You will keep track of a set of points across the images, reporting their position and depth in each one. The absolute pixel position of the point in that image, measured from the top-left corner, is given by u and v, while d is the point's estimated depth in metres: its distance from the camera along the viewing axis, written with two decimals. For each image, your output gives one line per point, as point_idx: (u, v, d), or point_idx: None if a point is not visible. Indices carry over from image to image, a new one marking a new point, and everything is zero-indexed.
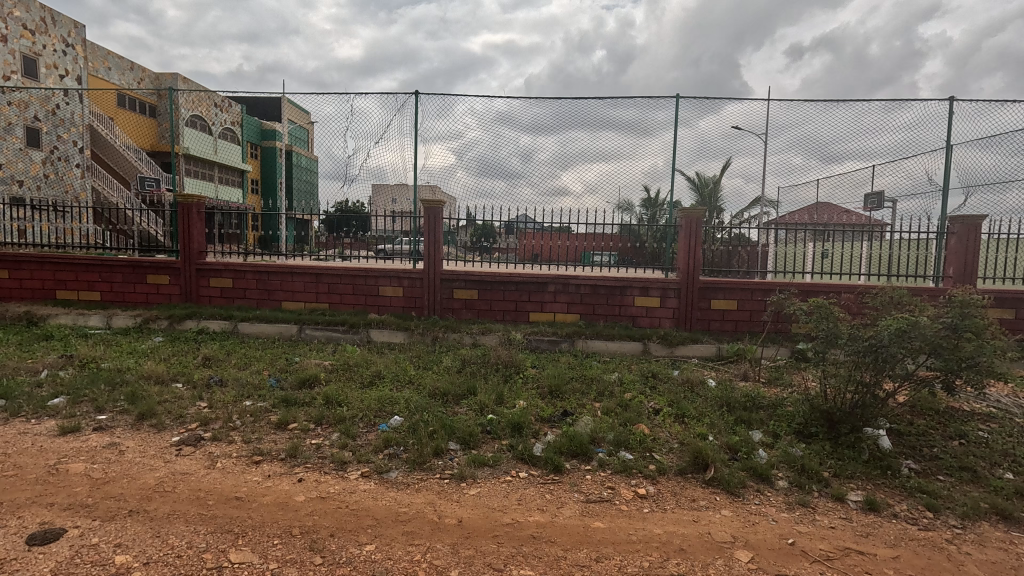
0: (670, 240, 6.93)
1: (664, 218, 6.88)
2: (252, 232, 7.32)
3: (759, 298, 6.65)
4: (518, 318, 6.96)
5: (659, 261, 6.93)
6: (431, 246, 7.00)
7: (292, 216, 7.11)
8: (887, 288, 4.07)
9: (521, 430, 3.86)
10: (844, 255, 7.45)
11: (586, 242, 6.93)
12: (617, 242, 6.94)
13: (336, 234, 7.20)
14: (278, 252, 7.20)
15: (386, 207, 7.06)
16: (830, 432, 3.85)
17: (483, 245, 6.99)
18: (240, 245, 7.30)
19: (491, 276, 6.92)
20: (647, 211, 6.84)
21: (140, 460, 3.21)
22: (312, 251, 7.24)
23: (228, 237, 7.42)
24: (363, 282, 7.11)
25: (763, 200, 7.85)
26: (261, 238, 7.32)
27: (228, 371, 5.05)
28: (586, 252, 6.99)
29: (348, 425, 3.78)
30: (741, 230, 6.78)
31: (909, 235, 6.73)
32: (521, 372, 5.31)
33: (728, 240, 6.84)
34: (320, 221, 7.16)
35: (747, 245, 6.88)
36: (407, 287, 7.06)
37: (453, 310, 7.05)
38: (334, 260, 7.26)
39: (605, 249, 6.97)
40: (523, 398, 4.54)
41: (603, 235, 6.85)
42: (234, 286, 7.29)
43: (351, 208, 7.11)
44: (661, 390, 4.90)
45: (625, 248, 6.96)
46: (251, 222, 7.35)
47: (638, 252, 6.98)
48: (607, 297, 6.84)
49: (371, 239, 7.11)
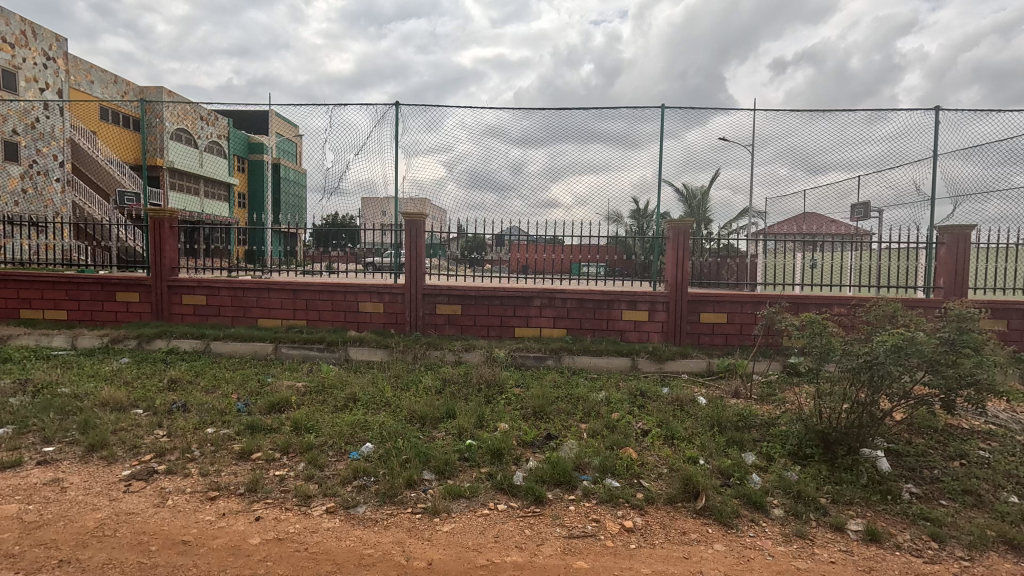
0: (659, 252, 6.82)
1: (652, 229, 6.80)
2: (240, 246, 7.12)
3: (749, 311, 6.50)
4: (503, 334, 6.75)
5: (648, 273, 6.80)
6: (413, 260, 6.79)
7: (278, 230, 6.98)
8: (881, 302, 3.92)
9: (501, 456, 3.64)
10: (835, 266, 7.33)
11: (576, 254, 6.78)
12: (606, 253, 6.79)
13: (325, 248, 6.98)
14: (264, 266, 7.10)
15: (376, 221, 6.91)
16: (826, 454, 3.67)
17: (472, 258, 6.86)
18: (227, 258, 7.09)
19: (475, 291, 6.72)
20: (636, 221, 6.76)
21: (82, 499, 2.94)
22: (299, 265, 7.12)
23: (214, 252, 7.18)
24: (342, 298, 6.87)
25: (751, 210, 7.82)
26: (249, 252, 7.14)
27: (194, 394, 4.78)
28: (575, 264, 6.83)
29: (315, 454, 3.53)
30: (729, 241, 6.64)
31: (900, 245, 6.62)
32: (504, 392, 5.09)
33: (717, 251, 6.71)
34: (309, 234, 6.97)
35: (735, 256, 6.76)
36: (388, 303, 6.83)
37: (436, 326, 6.83)
38: (322, 274, 7.07)
39: (594, 260, 6.80)
40: (505, 420, 4.33)
41: (591, 247, 6.72)
42: (208, 303, 7.01)
43: (340, 221, 6.91)
44: (649, 410, 4.70)
45: (614, 259, 6.82)
46: (240, 235, 7.13)
47: (627, 264, 6.84)
48: (595, 311, 6.66)
49: (360, 252, 6.92)
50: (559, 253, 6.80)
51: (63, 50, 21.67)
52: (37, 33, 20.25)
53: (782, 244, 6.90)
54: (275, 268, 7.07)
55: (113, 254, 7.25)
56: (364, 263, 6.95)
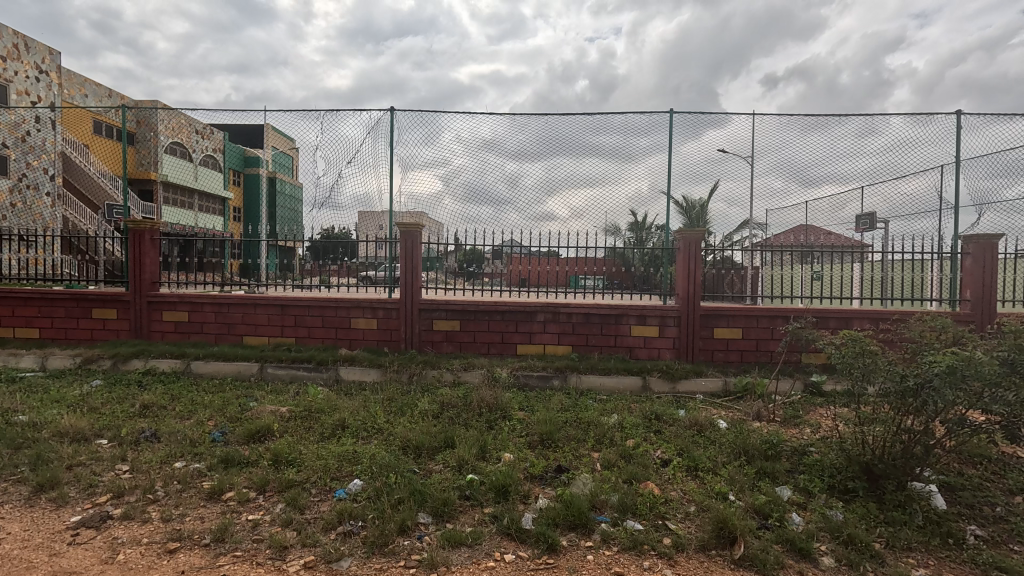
0: (661, 265, 6.40)
1: (653, 241, 6.36)
2: (233, 260, 6.76)
3: (765, 325, 6.14)
4: (504, 351, 6.35)
5: (648, 285, 6.39)
6: (408, 274, 6.40)
7: (274, 243, 6.61)
8: (926, 317, 3.53)
9: (507, 494, 3.22)
10: (852, 279, 6.98)
11: (575, 265, 6.41)
12: (606, 265, 6.42)
13: (321, 261, 6.57)
14: (259, 281, 6.70)
15: (372, 233, 6.56)
16: (872, 488, 3.27)
17: (472, 270, 6.50)
18: (220, 273, 6.69)
19: (474, 305, 6.33)
20: (633, 234, 6.35)
21: (17, 555, 2.51)
22: (295, 280, 6.65)
23: (208, 265, 6.76)
24: (333, 313, 6.46)
25: (751, 222, 7.49)
26: (243, 266, 6.78)
27: (166, 421, 4.35)
28: (575, 277, 6.46)
29: (296, 493, 3.11)
30: (730, 253, 6.25)
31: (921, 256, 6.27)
32: (508, 416, 4.67)
33: (718, 263, 6.28)
34: (305, 247, 6.63)
35: (734, 269, 6.41)
36: (382, 318, 6.42)
37: (433, 343, 6.42)
38: (317, 289, 6.62)
39: (594, 273, 6.44)
40: (510, 450, 3.92)
41: (593, 259, 6.36)
42: (190, 319, 6.59)
43: (336, 234, 6.58)
44: (666, 436, 4.29)
45: (613, 271, 6.43)
46: (233, 249, 6.79)
47: (626, 276, 6.44)
48: (602, 326, 6.27)
49: (357, 265, 6.54)
50: (561, 265, 6.44)
51: (56, 63, 21.45)
52: (30, 46, 20.03)
53: (797, 255, 6.59)
54: (271, 283, 6.67)
55: (105, 268, 6.72)
56: (355, 276, 6.59)
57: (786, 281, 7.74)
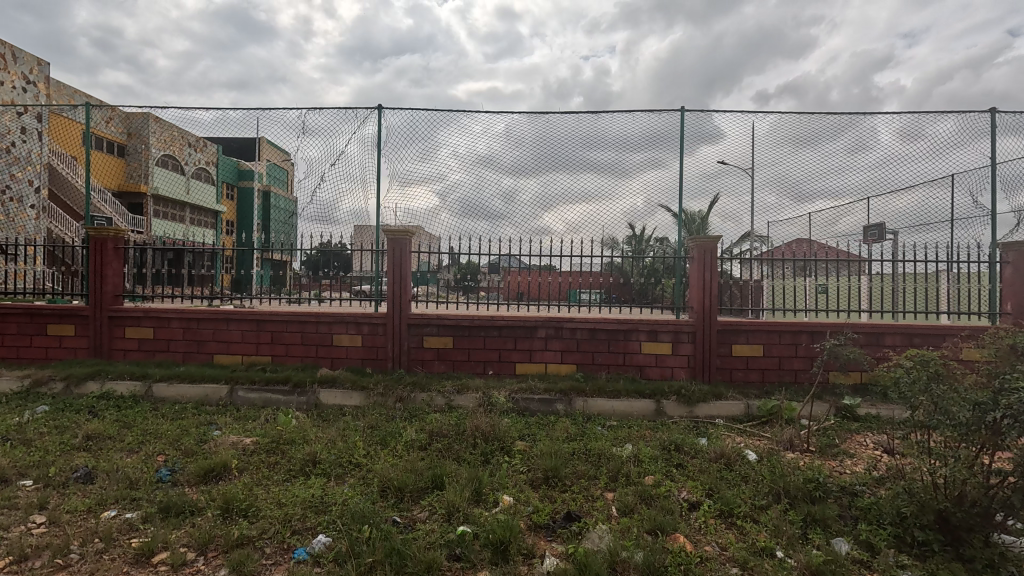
0: (660, 276, 5.91)
1: (651, 253, 5.86)
2: (225, 273, 6.23)
3: (788, 341, 5.60)
4: (502, 371, 5.76)
5: (645, 299, 5.88)
6: (396, 287, 5.84)
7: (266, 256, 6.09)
8: (1006, 333, 2.97)
9: (506, 553, 2.63)
10: (878, 290, 6.47)
11: (572, 278, 5.89)
12: (602, 278, 5.92)
13: (316, 274, 6.01)
14: (250, 295, 6.14)
15: (368, 242, 6.01)
16: (950, 543, 2.70)
17: (467, 284, 5.96)
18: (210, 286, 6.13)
19: (468, 320, 5.76)
20: (631, 250, 5.83)
21: None
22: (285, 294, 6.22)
23: (189, 280, 6.26)
24: (313, 328, 5.88)
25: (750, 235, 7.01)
26: (234, 280, 6.24)
27: (108, 456, 3.74)
28: (573, 290, 5.92)
29: (245, 554, 2.51)
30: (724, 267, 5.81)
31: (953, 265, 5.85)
32: (507, 448, 4.08)
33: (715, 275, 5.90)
34: (299, 260, 6.04)
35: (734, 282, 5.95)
36: (367, 334, 5.84)
37: (423, 362, 5.83)
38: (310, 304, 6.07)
39: (593, 287, 5.93)
40: (510, 492, 3.33)
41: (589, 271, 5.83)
42: (155, 337, 5.98)
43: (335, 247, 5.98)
44: (691, 471, 3.71)
45: (610, 285, 5.93)
46: (226, 262, 6.24)
47: (625, 289, 5.93)
48: (610, 343, 5.70)
49: (352, 279, 5.99)
50: (555, 277, 5.91)
51: (44, 74, 21.06)
52: (18, 56, 19.60)
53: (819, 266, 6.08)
54: (262, 297, 6.09)
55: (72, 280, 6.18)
56: (340, 290, 6.08)
57: (804, 294, 7.22)
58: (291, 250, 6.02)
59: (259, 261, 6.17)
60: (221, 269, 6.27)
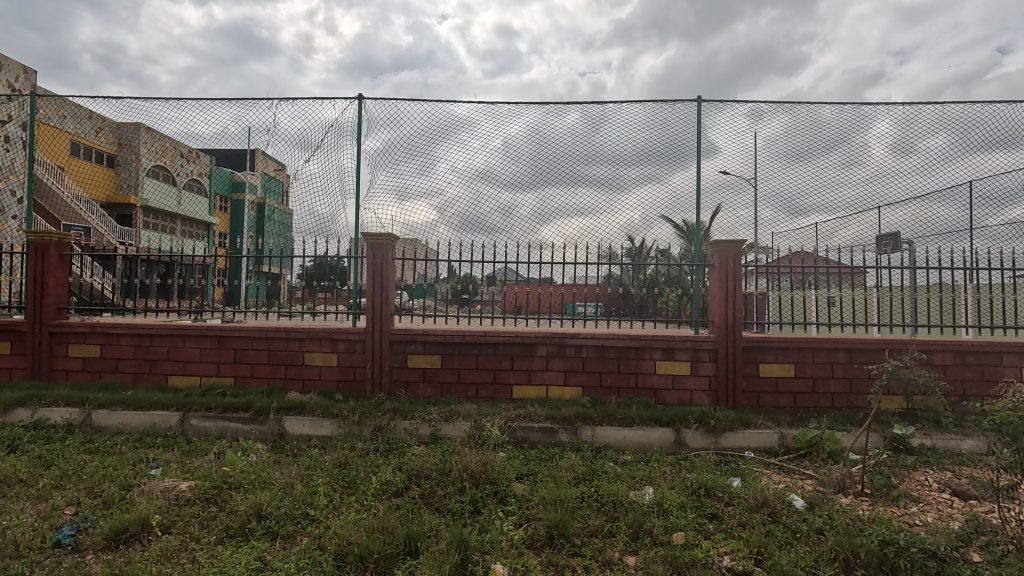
0: (661, 287, 5.28)
1: (655, 264, 5.23)
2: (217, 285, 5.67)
3: (823, 360, 4.92)
4: (497, 395, 5.05)
5: (647, 313, 5.24)
6: (377, 299, 5.15)
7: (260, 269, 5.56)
8: None
9: None
10: (914, 300, 5.83)
11: (571, 290, 5.29)
12: (601, 290, 5.29)
13: (312, 285, 5.41)
14: (241, 308, 5.61)
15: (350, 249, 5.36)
16: None
17: (464, 297, 5.33)
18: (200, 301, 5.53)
19: (458, 336, 5.05)
20: (630, 260, 5.24)
21: None
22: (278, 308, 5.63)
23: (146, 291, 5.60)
24: (282, 346, 5.16)
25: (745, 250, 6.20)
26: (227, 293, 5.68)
27: (6, 508, 3.01)
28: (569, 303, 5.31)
29: None
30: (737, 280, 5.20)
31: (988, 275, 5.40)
32: (502, 493, 3.36)
33: None
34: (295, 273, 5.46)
35: None
36: (344, 353, 5.12)
37: (407, 385, 5.11)
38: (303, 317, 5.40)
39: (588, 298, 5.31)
40: (507, 561, 2.60)
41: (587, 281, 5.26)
42: (103, 355, 5.26)
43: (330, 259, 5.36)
44: (730, 526, 3.00)
45: (609, 297, 5.30)
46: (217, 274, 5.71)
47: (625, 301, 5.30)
48: (619, 362, 5.00)
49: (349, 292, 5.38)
50: (547, 289, 5.29)
51: (31, 83, 20.53)
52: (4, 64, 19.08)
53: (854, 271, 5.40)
54: (253, 311, 5.56)
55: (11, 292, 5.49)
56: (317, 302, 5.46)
57: (827, 306, 6.56)
58: (287, 261, 5.40)
59: (251, 273, 5.61)
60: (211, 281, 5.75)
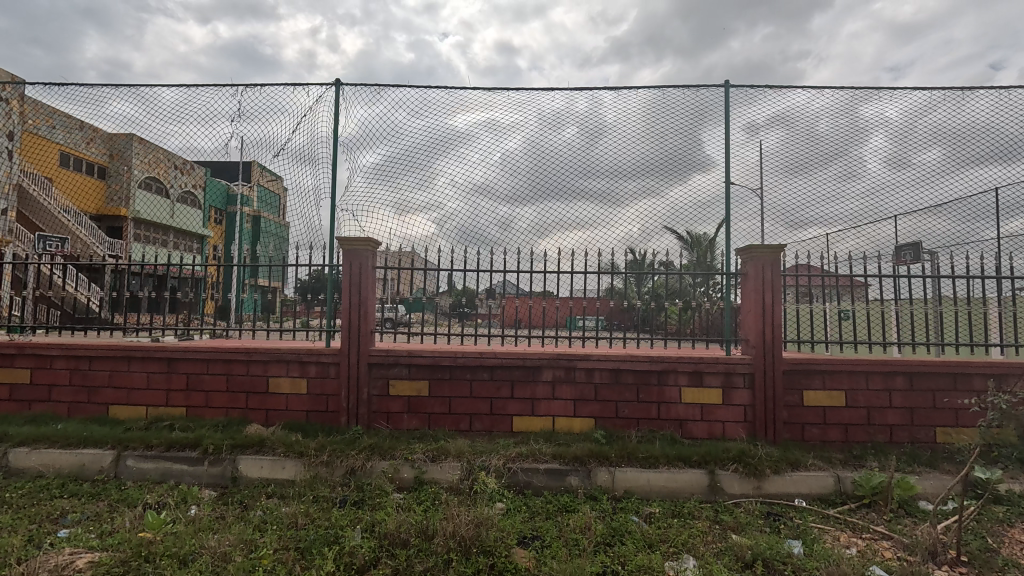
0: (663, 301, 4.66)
1: (671, 274, 4.57)
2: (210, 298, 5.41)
3: (878, 387, 4.18)
4: (494, 427, 4.28)
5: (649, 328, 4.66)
6: (353, 315, 4.40)
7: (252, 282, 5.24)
8: None
9: None
10: (948, 315, 5.15)
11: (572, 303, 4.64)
12: (603, 304, 4.67)
13: (308, 299, 4.88)
14: (234, 323, 5.22)
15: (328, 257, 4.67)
16: None
17: (462, 310, 4.65)
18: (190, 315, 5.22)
19: (449, 358, 4.30)
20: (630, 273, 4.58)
21: None
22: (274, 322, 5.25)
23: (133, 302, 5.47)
24: (242, 370, 4.41)
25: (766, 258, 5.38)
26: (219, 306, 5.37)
27: None
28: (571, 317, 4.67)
29: None
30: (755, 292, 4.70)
31: None
32: (499, 570, 2.58)
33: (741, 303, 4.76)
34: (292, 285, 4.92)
35: None
36: (314, 378, 4.37)
37: (388, 416, 4.35)
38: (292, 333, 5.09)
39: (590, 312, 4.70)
40: None
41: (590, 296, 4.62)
42: (34, 380, 4.52)
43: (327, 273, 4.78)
44: None
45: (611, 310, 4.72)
46: (212, 286, 5.49)
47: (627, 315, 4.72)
48: (638, 390, 4.25)
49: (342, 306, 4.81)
50: (549, 302, 4.66)
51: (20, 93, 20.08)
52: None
53: (880, 281, 4.73)
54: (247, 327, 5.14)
55: None
56: (308, 318, 4.92)
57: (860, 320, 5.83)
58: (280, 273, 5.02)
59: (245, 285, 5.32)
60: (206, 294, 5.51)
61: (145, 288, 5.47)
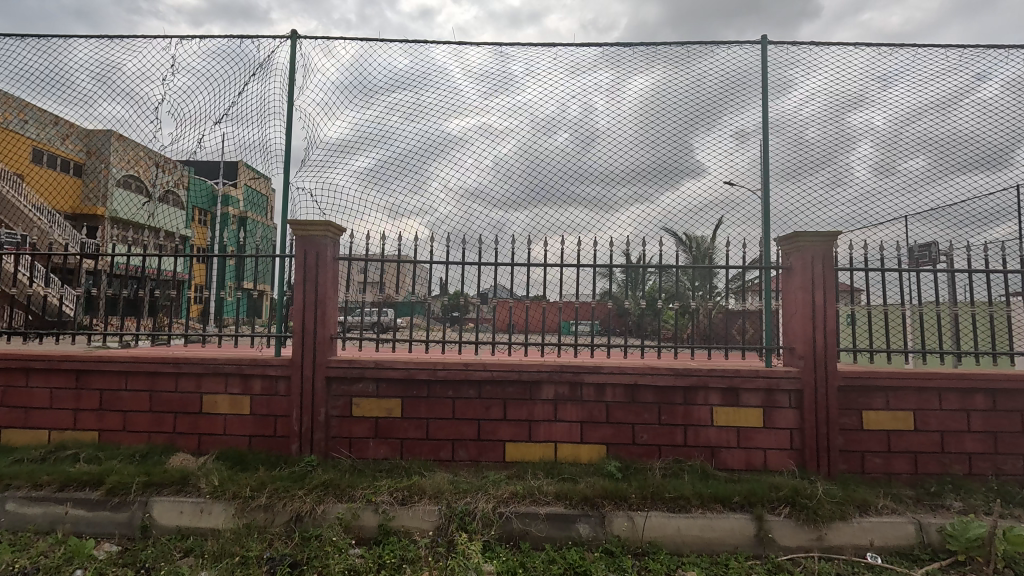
0: (659, 303, 4.25)
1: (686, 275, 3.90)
2: (196, 301, 4.86)
3: (954, 407, 3.40)
4: (482, 457, 3.46)
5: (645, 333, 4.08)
6: (307, 318, 3.55)
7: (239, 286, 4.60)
8: None
9: None
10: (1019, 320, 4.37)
11: (563, 311, 3.92)
12: (603, 313, 3.92)
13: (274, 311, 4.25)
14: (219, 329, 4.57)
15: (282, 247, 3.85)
16: None
17: (449, 316, 3.89)
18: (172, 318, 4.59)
19: (426, 372, 3.47)
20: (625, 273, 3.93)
21: None
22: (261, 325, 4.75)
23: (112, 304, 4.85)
24: (169, 385, 3.56)
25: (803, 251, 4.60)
26: (205, 310, 4.83)
27: None
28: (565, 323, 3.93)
29: None
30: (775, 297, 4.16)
31: None
32: None
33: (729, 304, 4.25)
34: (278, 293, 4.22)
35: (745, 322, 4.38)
36: (258, 395, 3.53)
37: (351, 443, 3.51)
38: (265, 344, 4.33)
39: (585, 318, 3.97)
40: None
41: (580, 305, 3.89)
42: None
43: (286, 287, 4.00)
44: None
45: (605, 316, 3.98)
46: (196, 288, 4.90)
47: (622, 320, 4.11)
48: (660, 411, 3.44)
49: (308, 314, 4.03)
50: (545, 305, 3.90)
51: None
52: None
53: (949, 278, 3.94)
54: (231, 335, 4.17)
55: None
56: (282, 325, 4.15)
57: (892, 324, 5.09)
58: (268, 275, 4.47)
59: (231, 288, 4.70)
60: (191, 295, 4.94)
61: (126, 288, 4.86)
